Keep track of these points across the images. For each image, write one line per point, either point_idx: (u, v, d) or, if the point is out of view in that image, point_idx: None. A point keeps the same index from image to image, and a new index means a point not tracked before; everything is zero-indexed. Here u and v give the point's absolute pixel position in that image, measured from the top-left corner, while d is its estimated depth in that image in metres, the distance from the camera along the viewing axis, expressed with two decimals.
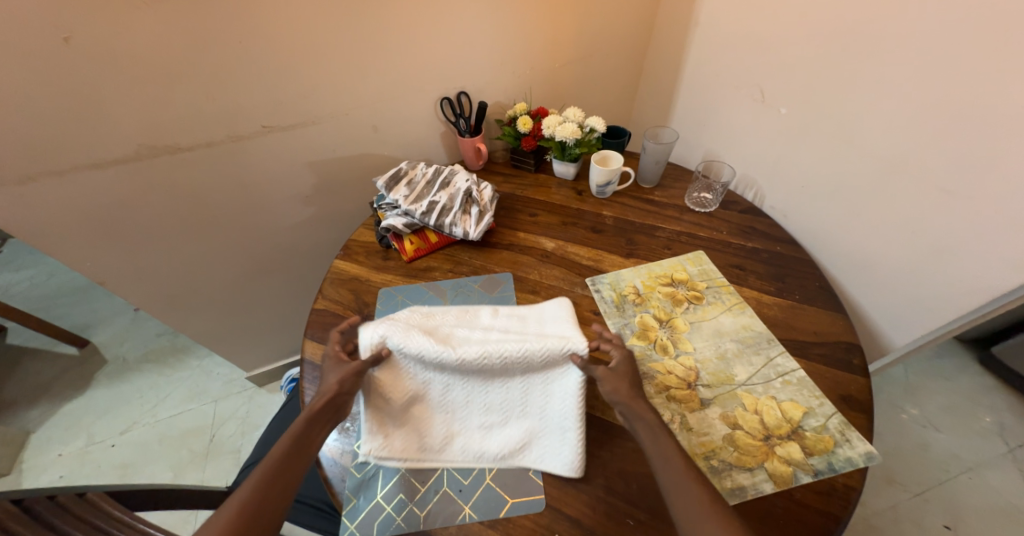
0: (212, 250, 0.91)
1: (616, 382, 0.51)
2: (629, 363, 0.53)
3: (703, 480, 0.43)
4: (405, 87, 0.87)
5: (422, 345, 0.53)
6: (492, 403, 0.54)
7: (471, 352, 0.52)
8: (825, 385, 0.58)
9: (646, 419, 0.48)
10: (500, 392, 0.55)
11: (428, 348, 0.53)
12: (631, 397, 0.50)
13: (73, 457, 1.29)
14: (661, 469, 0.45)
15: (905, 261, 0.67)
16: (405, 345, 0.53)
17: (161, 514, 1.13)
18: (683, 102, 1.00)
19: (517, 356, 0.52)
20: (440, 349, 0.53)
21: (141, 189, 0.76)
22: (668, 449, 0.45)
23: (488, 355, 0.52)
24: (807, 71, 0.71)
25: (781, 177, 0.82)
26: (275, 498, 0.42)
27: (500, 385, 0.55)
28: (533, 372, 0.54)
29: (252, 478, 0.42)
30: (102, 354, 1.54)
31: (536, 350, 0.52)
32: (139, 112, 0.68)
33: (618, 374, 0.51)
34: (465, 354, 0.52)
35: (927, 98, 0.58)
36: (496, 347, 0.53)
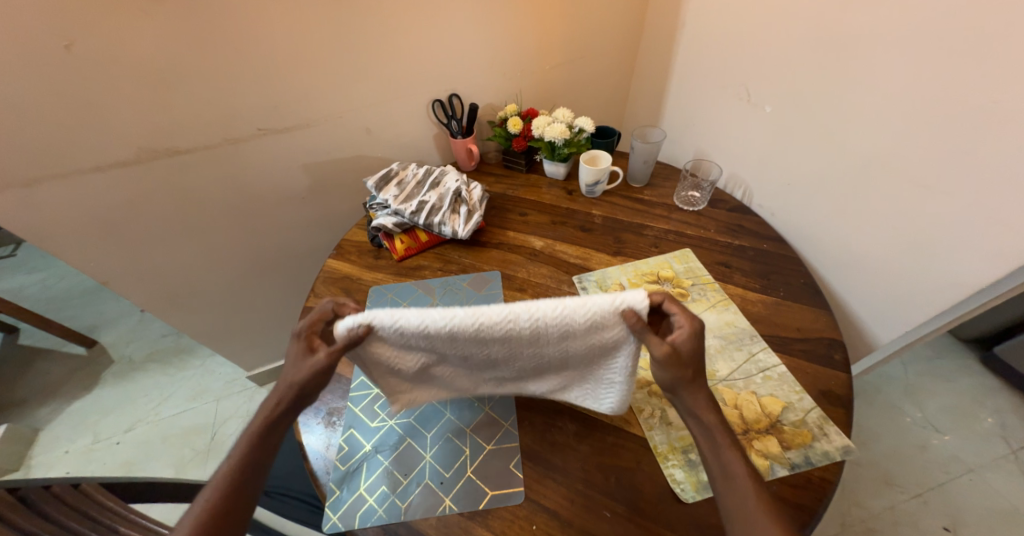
0: (211, 250, 0.94)
1: (678, 369, 0.45)
2: (696, 347, 0.46)
3: (765, 494, 0.41)
4: (398, 90, 0.89)
5: (425, 313, 0.45)
6: (522, 365, 0.52)
7: (491, 315, 0.45)
8: (806, 381, 0.58)
9: (704, 420, 0.45)
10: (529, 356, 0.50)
11: (432, 316, 0.45)
12: (694, 384, 0.46)
13: (80, 454, 1.32)
14: (719, 479, 0.43)
15: (890, 257, 0.67)
16: (402, 317, 0.45)
17: (164, 510, 1.16)
18: (673, 103, 1.01)
19: (550, 318, 0.45)
20: (449, 316, 0.45)
21: (141, 191, 0.78)
22: (729, 455, 0.43)
23: (513, 325, 0.45)
24: (791, 69, 0.72)
25: (769, 175, 0.82)
26: (241, 497, 0.43)
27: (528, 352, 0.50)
28: (570, 338, 0.47)
29: (218, 478, 0.43)
30: (108, 354, 1.57)
31: (577, 310, 0.44)
32: (139, 116, 0.71)
33: (682, 359, 0.46)
34: (483, 319, 0.45)
35: (905, 95, 0.59)
36: (521, 315, 0.45)
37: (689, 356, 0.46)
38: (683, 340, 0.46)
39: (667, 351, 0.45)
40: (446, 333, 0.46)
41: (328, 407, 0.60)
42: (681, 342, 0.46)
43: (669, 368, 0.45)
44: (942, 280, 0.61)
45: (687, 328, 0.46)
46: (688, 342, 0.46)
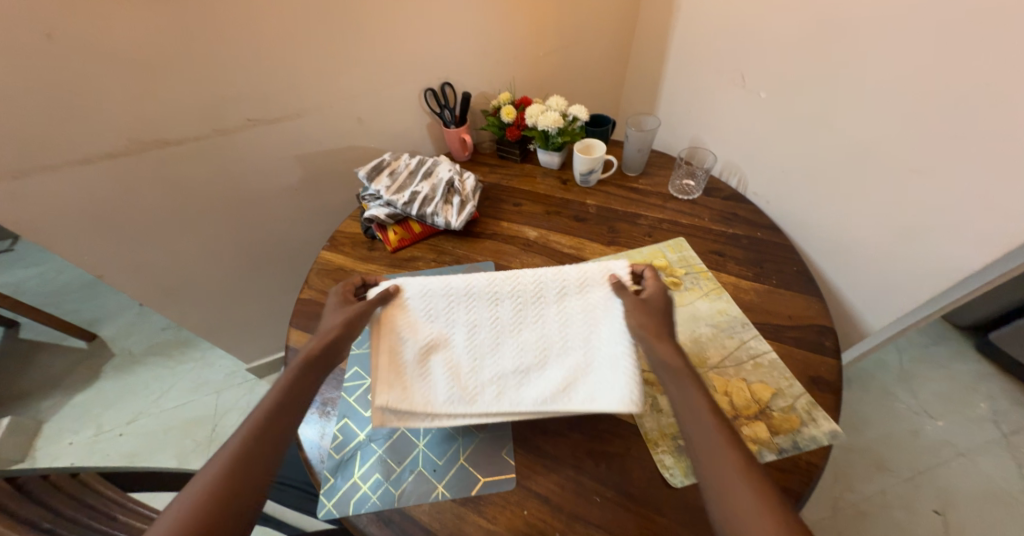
0: (206, 242, 0.94)
1: (648, 315, 0.51)
2: (665, 298, 0.53)
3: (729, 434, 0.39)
4: (389, 79, 0.88)
5: (450, 278, 0.58)
6: (525, 343, 0.55)
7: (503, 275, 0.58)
8: (795, 367, 0.58)
9: (671, 366, 0.45)
10: (533, 332, 0.56)
11: (455, 279, 0.58)
12: (657, 328, 0.49)
13: (83, 445, 1.34)
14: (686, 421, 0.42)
15: (882, 244, 0.67)
16: (430, 282, 0.57)
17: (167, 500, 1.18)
18: (668, 90, 1.00)
19: (550, 276, 0.57)
20: (469, 278, 0.58)
21: (133, 183, 0.78)
22: (693, 397, 0.42)
23: (519, 282, 0.57)
24: (786, 53, 0.71)
25: (762, 163, 0.82)
26: (265, 449, 0.39)
27: (533, 325, 0.56)
28: (569, 305, 0.56)
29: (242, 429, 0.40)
30: (109, 347, 1.58)
31: (571, 271, 0.57)
32: (126, 107, 0.70)
33: (654, 307, 0.52)
34: (496, 276, 0.58)
35: (897, 78, 0.58)
36: (525, 275, 0.57)
37: (659, 303, 0.52)
38: (654, 293, 0.54)
39: (636, 300, 0.53)
40: (463, 293, 0.57)
41: (322, 398, 0.61)
42: (651, 293, 0.54)
43: (639, 314, 0.51)
44: (932, 265, 0.61)
45: (658, 284, 0.54)
46: (658, 293, 0.54)
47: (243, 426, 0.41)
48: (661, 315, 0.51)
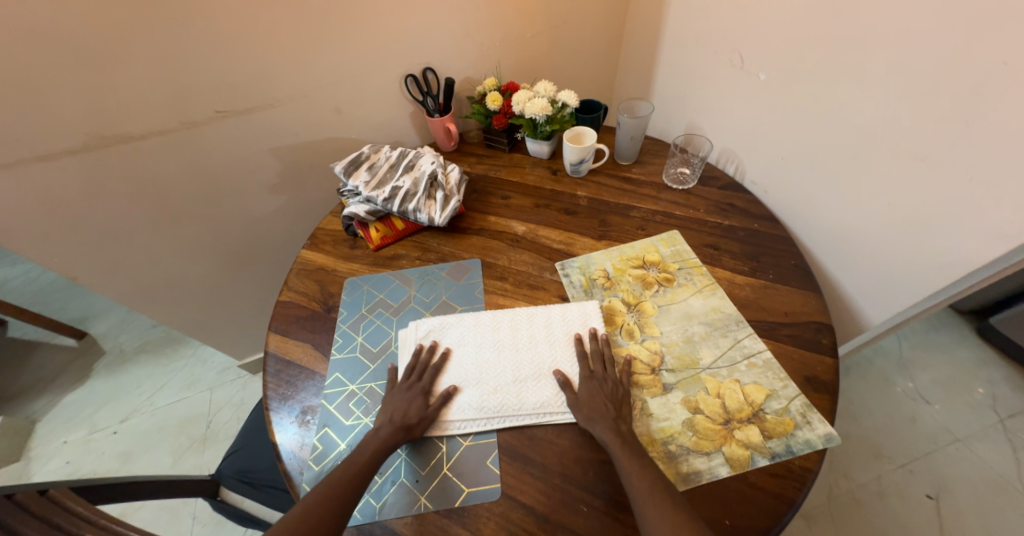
0: (183, 241, 0.90)
1: (584, 409, 0.53)
2: (595, 390, 0.54)
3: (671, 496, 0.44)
4: (366, 66, 0.84)
5: (458, 316, 0.65)
6: (520, 362, 0.59)
7: (502, 313, 0.65)
8: (791, 367, 0.56)
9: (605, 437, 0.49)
10: (528, 352, 0.60)
11: (464, 318, 0.65)
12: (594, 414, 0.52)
13: (77, 444, 1.33)
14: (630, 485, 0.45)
15: (881, 235, 0.64)
16: (441, 321, 0.65)
17: (147, 515, 1.16)
18: (663, 73, 0.95)
19: (540, 311, 0.65)
20: (476, 316, 0.65)
21: (98, 181, 0.74)
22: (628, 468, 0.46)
23: (515, 316, 0.64)
24: (785, 31, 0.66)
25: (760, 149, 0.78)
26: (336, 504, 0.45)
27: (527, 348, 0.61)
28: (557, 334, 0.62)
29: (317, 489, 0.46)
30: (100, 345, 1.56)
31: (559, 308, 0.65)
32: (81, 100, 0.66)
33: (586, 399, 0.53)
34: (498, 314, 0.65)
35: (903, 58, 0.54)
36: (520, 311, 0.65)
37: (589, 395, 0.54)
38: (582, 388, 0.55)
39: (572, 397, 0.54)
40: (470, 329, 0.63)
41: (302, 406, 0.58)
42: (582, 387, 0.55)
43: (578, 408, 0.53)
44: (933, 260, 0.58)
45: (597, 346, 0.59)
46: (589, 384, 0.55)
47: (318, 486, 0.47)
48: (597, 397, 0.53)
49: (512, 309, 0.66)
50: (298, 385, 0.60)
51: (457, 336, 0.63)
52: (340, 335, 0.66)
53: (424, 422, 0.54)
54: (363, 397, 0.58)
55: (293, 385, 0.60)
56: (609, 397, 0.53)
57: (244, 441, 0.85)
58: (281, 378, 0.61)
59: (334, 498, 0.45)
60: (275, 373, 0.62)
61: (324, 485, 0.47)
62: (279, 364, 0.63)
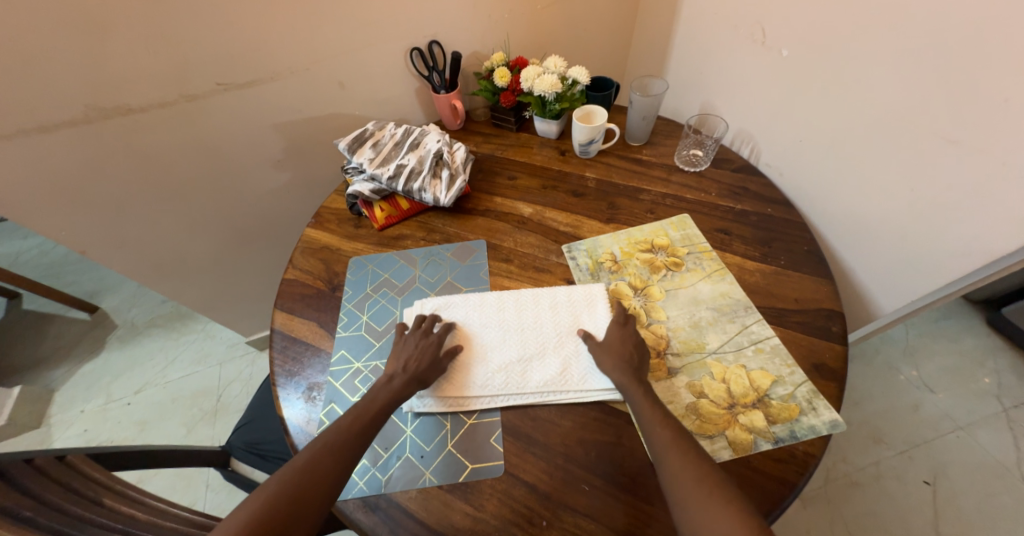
0: (188, 216, 0.90)
1: (608, 354, 0.54)
2: (621, 335, 0.56)
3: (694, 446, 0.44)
4: (369, 38, 0.81)
5: (462, 297, 0.65)
6: (525, 342, 0.59)
7: (506, 295, 0.65)
8: (798, 354, 0.55)
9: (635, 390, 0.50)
10: (533, 332, 0.60)
11: (470, 298, 0.65)
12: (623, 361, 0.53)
13: (93, 413, 1.37)
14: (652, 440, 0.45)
15: (900, 221, 0.62)
16: (448, 301, 0.64)
17: (162, 481, 1.21)
18: (679, 49, 0.92)
19: (545, 292, 0.64)
20: (481, 298, 0.65)
21: (100, 154, 0.73)
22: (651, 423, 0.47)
23: (521, 296, 0.64)
24: (810, 4, 0.63)
25: (777, 131, 0.76)
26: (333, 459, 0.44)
27: (532, 328, 0.60)
28: (562, 316, 0.61)
29: (318, 442, 0.46)
30: (112, 319, 1.59)
31: (564, 291, 0.64)
32: (79, 70, 0.64)
33: (614, 346, 0.55)
34: (504, 295, 0.65)
35: (936, 34, 0.51)
36: (526, 291, 0.65)
37: (617, 342, 0.55)
38: (611, 333, 0.57)
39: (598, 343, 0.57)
40: (478, 305, 0.64)
41: (308, 382, 0.59)
42: (610, 334, 0.56)
43: (603, 354, 0.55)
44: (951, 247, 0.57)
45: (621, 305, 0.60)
46: (620, 330, 0.56)
47: (318, 439, 0.46)
48: (623, 347, 0.54)
49: (517, 290, 0.66)
50: (304, 362, 0.61)
51: (465, 309, 0.63)
52: (345, 313, 0.66)
53: (434, 371, 0.55)
54: (368, 374, 0.58)
55: (300, 361, 0.61)
56: (630, 346, 0.55)
57: (253, 413, 0.87)
58: (287, 354, 0.62)
59: (344, 443, 0.46)
60: (281, 349, 0.62)
61: (334, 431, 0.47)
62: (285, 341, 0.63)
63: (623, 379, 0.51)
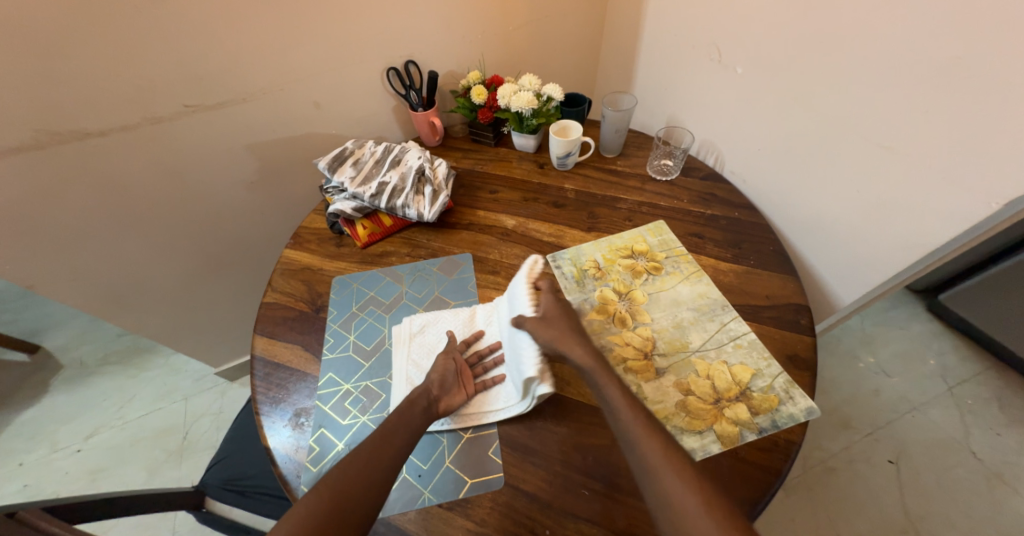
0: (152, 242, 0.85)
1: (553, 327, 0.55)
2: (556, 306, 0.58)
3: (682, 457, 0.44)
4: (344, 58, 0.81)
5: (450, 313, 0.65)
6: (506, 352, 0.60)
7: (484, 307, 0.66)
8: (774, 347, 0.59)
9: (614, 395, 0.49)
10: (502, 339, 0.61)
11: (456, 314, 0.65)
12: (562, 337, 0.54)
13: (37, 465, 1.25)
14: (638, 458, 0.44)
15: (850, 220, 0.68)
16: (439, 317, 0.65)
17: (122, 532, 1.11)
18: (643, 66, 0.97)
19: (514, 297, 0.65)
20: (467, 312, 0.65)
21: (53, 180, 0.69)
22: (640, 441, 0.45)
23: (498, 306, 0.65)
24: (759, 27, 0.69)
25: (737, 141, 0.81)
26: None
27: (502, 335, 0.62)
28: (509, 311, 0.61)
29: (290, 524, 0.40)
30: (58, 359, 1.46)
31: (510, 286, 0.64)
32: (31, 94, 0.61)
33: (557, 320, 0.56)
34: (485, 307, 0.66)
35: (868, 52, 0.57)
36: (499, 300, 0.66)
37: (556, 314, 0.57)
38: (549, 306, 0.58)
39: (534, 317, 0.56)
40: (463, 318, 0.64)
41: (295, 408, 0.57)
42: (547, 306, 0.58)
43: (542, 327, 0.55)
44: (898, 241, 0.62)
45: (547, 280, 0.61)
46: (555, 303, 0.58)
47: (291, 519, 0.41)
48: (573, 326, 0.56)
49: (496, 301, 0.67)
50: (290, 388, 0.58)
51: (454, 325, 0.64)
52: (331, 334, 0.64)
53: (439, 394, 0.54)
54: (359, 396, 0.57)
55: (283, 387, 0.59)
56: (573, 321, 0.57)
57: (229, 448, 0.82)
58: (271, 382, 0.59)
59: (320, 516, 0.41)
60: (264, 377, 0.60)
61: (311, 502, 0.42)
62: (268, 368, 0.61)
63: (584, 359, 0.52)
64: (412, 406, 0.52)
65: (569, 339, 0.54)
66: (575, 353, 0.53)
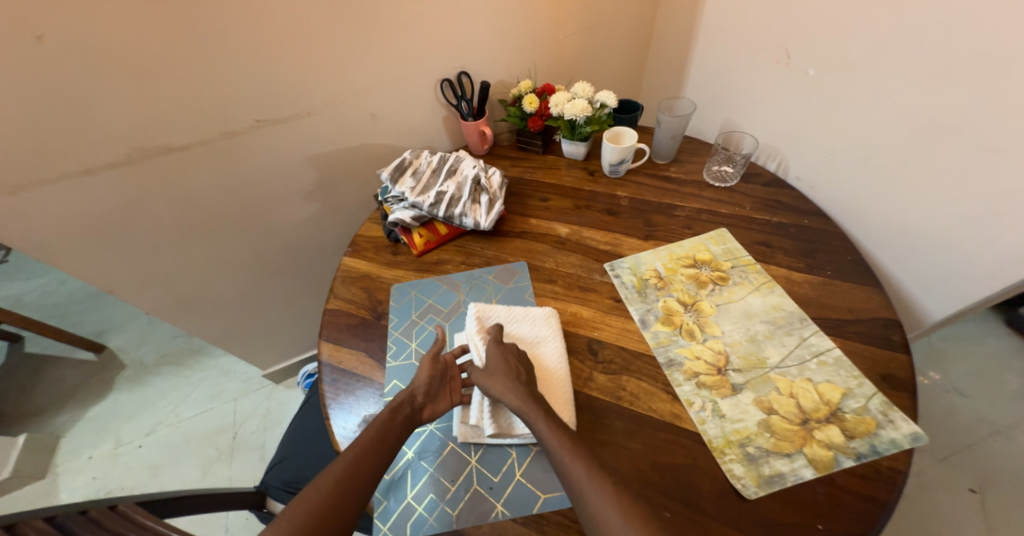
0: (218, 250, 0.89)
1: (492, 376, 0.53)
2: (500, 354, 0.56)
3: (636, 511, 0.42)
4: (403, 71, 0.83)
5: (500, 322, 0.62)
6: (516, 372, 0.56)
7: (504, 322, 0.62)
8: (864, 364, 0.55)
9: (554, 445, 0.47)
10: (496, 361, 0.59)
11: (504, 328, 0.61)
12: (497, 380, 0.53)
13: (102, 459, 1.31)
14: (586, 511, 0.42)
15: (942, 227, 0.64)
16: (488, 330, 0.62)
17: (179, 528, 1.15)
18: (697, 72, 0.95)
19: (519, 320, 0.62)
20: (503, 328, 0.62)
21: (138, 192, 0.73)
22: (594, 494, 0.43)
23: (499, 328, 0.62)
24: (836, 25, 0.66)
25: (805, 145, 0.78)
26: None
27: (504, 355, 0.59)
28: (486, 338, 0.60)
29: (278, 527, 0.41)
30: (120, 359, 1.54)
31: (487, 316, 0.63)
32: (126, 114, 0.65)
33: (496, 366, 0.54)
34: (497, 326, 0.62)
35: (971, 48, 0.53)
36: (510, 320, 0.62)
37: (499, 362, 0.55)
38: (489, 355, 0.56)
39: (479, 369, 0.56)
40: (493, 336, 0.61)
41: (364, 415, 0.57)
42: (492, 354, 0.56)
43: (483, 378, 0.54)
44: (1012, 250, 0.57)
45: (494, 326, 0.59)
46: (498, 350, 0.56)
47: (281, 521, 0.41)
48: (509, 365, 0.54)
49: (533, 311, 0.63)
50: (357, 394, 0.59)
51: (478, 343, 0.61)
52: (393, 342, 0.64)
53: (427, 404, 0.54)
54: None
55: (351, 393, 0.59)
56: (511, 365, 0.54)
57: (288, 450, 0.83)
58: (339, 387, 0.60)
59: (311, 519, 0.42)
60: (332, 382, 0.60)
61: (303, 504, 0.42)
62: (335, 373, 0.61)
63: (518, 402, 0.50)
64: (395, 415, 0.52)
65: (504, 384, 0.52)
66: (507, 399, 0.51)
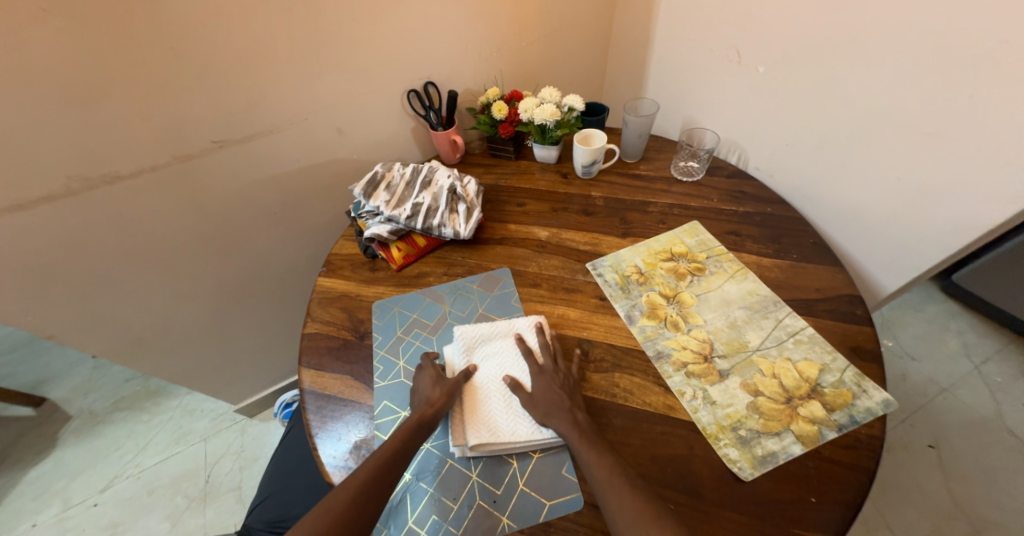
0: (176, 282, 0.84)
1: (538, 406, 0.53)
2: (546, 383, 0.55)
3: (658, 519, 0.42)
4: (367, 82, 0.81)
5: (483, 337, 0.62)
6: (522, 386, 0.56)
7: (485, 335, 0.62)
8: (835, 339, 0.59)
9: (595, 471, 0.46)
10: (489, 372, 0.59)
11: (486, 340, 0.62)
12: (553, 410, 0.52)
13: (51, 524, 1.19)
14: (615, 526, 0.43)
15: (890, 207, 0.69)
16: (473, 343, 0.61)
17: None
18: (655, 74, 0.99)
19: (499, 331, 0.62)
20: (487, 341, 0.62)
21: (81, 225, 0.67)
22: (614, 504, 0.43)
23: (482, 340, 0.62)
24: (781, 25, 0.70)
25: (762, 138, 0.82)
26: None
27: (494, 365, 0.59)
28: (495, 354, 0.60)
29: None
30: (64, 411, 1.41)
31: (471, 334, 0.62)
32: (63, 142, 0.60)
33: (542, 395, 0.54)
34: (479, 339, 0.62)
35: (902, 42, 0.58)
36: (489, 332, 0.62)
37: (545, 392, 0.54)
38: (536, 385, 0.55)
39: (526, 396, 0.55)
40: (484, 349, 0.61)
41: (355, 441, 0.55)
42: (536, 385, 0.55)
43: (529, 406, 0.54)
44: (952, 223, 0.63)
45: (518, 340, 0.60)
46: (542, 379, 0.55)
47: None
48: (553, 392, 0.54)
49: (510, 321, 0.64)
50: (345, 420, 0.57)
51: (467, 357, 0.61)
52: (380, 362, 0.62)
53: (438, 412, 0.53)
54: None
55: (339, 419, 0.57)
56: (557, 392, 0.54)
57: (272, 488, 0.79)
58: (325, 414, 0.57)
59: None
60: (317, 410, 0.58)
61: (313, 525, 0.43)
62: (320, 400, 0.59)
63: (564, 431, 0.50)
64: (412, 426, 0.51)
65: (552, 413, 0.52)
66: (553, 424, 0.51)
